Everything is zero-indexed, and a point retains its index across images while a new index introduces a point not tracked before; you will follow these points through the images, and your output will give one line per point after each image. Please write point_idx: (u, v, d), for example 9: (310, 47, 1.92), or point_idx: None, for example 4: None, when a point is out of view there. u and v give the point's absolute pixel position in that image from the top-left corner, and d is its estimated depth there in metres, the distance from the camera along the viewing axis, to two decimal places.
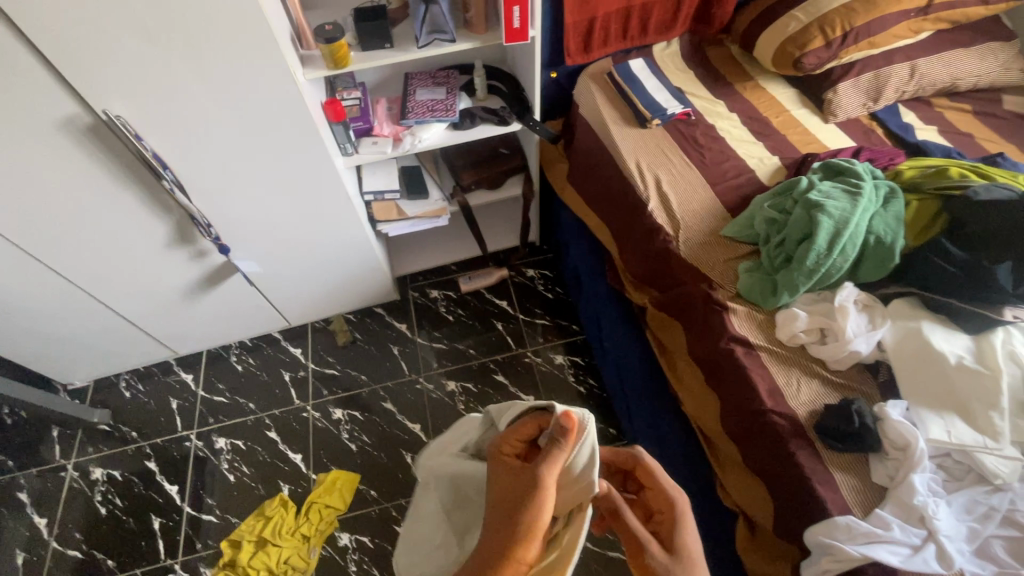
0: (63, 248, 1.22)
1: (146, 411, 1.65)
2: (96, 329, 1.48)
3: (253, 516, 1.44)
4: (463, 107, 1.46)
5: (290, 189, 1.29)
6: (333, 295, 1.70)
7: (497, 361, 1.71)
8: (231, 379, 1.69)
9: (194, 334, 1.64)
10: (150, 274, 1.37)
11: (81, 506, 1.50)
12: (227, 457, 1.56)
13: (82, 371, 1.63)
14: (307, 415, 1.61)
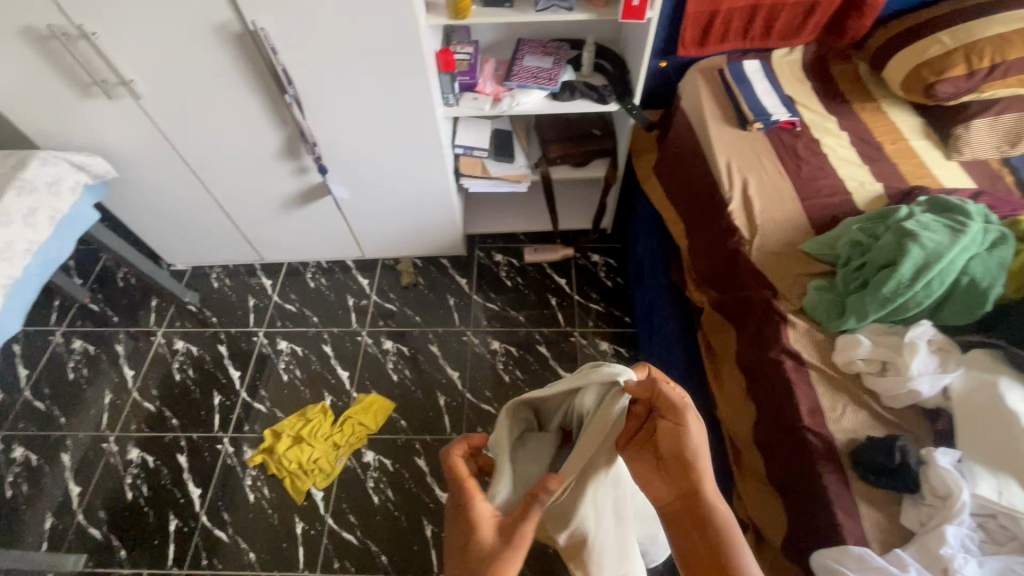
0: (194, 141, 1.39)
1: (228, 303, 1.84)
2: (203, 220, 1.67)
3: (296, 415, 1.58)
4: (565, 79, 1.48)
5: (391, 125, 1.38)
6: (407, 237, 1.80)
7: (543, 334, 1.74)
8: (303, 292, 1.85)
9: (281, 244, 1.81)
10: (257, 180, 1.53)
11: (161, 369, 1.71)
12: (285, 358, 1.71)
13: (184, 256, 1.85)
14: (361, 340, 1.74)
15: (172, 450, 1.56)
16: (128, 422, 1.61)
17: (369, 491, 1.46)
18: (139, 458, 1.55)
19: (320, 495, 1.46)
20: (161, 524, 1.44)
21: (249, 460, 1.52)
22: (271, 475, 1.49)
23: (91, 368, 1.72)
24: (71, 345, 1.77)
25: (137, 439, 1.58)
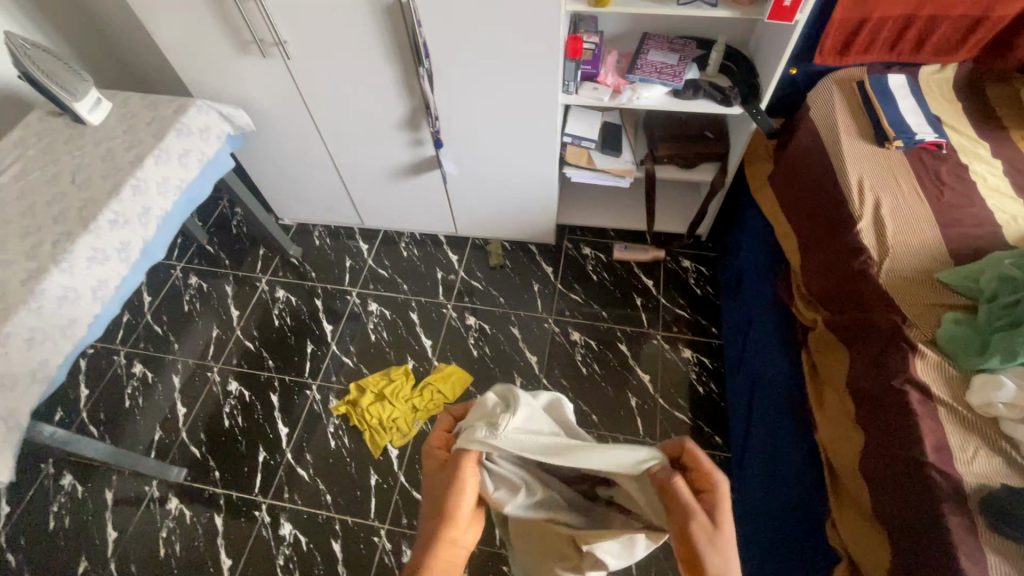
0: (325, 103, 1.48)
1: (326, 261, 1.96)
2: (317, 180, 1.78)
3: (381, 373, 1.66)
4: (690, 77, 1.45)
5: (511, 107, 1.41)
6: (501, 219, 1.83)
7: (624, 332, 1.73)
8: (396, 260, 1.94)
9: (382, 212, 1.89)
10: (373, 147, 1.60)
11: (263, 313, 1.85)
12: (374, 320, 1.80)
13: (294, 212, 1.98)
14: (446, 312, 1.79)
15: (266, 388, 1.67)
16: (230, 357, 1.75)
17: None
18: (237, 391, 1.68)
19: (395, 453, 1.53)
20: (251, 454, 1.56)
21: (334, 409, 1.61)
22: (352, 426, 1.58)
23: (203, 303, 1.88)
24: (188, 281, 1.94)
25: (236, 373, 1.71)
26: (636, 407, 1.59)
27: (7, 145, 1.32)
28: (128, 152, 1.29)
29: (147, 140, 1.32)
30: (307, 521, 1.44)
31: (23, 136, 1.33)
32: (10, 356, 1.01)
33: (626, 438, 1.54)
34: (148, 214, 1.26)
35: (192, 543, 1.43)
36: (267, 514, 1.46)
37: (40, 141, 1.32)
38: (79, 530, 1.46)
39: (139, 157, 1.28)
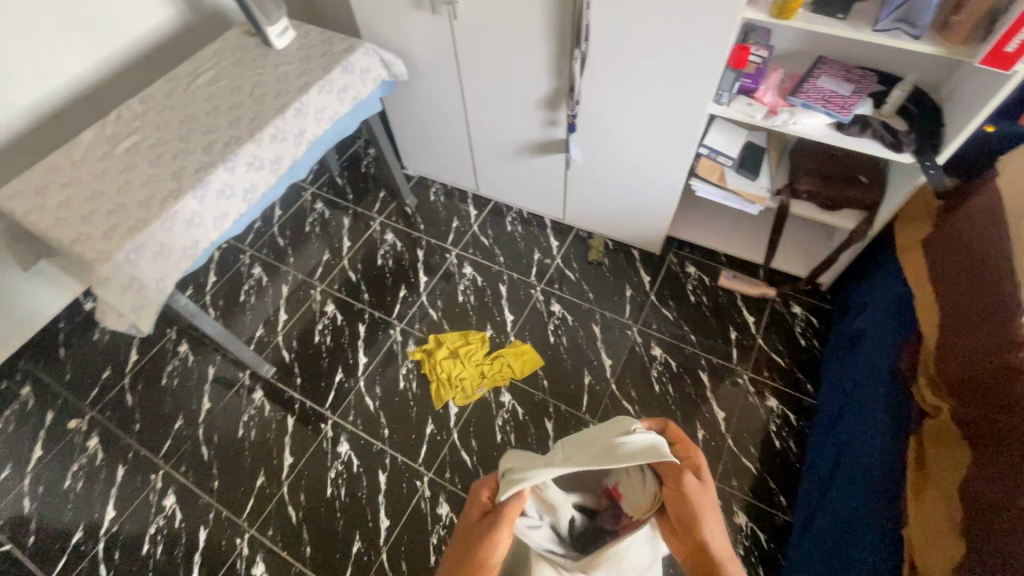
0: (475, 69, 1.53)
1: (436, 217, 2.04)
2: (448, 140, 1.86)
3: (460, 334, 1.72)
4: (860, 112, 1.32)
5: (654, 105, 1.38)
6: (610, 217, 1.81)
7: (709, 362, 1.64)
8: (500, 232, 1.97)
9: (498, 183, 1.93)
10: (508, 120, 1.64)
11: (369, 250, 1.98)
12: (466, 282, 1.86)
13: (419, 165, 2.08)
14: (533, 294, 1.81)
15: (356, 318, 1.80)
16: (333, 282, 1.90)
17: (496, 427, 1.55)
18: (332, 314, 1.82)
19: (454, 411, 1.59)
20: (330, 373, 1.69)
21: (410, 354, 1.70)
22: (422, 374, 1.66)
23: (322, 228, 2.05)
24: (315, 206, 2.12)
25: (335, 298, 1.86)
26: (702, 440, 1.51)
27: (208, 53, 1.51)
28: (300, 78, 1.43)
29: (317, 71, 1.45)
30: (363, 447, 1.55)
31: (222, 48, 1.52)
32: (172, 230, 1.18)
33: None
34: (302, 136, 1.39)
35: (265, 434, 1.59)
36: (331, 430, 1.58)
37: (234, 55, 1.50)
38: (182, 394, 1.68)
39: (307, 84, 1.42)
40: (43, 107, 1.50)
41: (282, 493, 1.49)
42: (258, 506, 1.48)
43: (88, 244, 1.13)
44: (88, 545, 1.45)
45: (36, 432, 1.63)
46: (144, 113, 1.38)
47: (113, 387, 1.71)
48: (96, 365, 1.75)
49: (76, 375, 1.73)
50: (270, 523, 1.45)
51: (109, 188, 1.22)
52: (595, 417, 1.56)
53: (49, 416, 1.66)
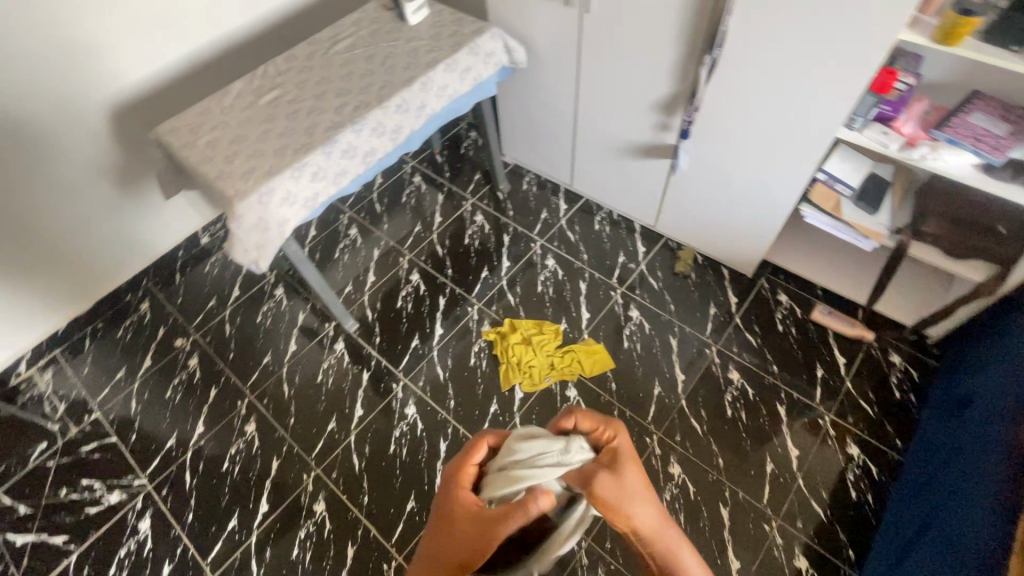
0: (596, 63, 1.54)
1: (526, 205, 2.06)
2: (552, 132, 1.87)
3: (534, 322, 1.74)
4: (1014, 156, 1.21)
5: (780, 121, 1.32)
6: (705, 231, 1.76)
7: (789, 396, 1.57)
8: (587, 229, 1.97)
9: (593, 181, 1.92)
10: (617, 118, 1.63)
11: (458, 228, 2.03)
12: (546, 273, 1.87)
13: (516, 153, 2.11)
14: (613, 296, 1.79)
15: (437, 291, 1.87)
16: (420, 253, 1.98)
17: None
18: (415, 283, 1.90)
19: (519, 396, 1.61)
20: (407, 338, 1.77)
21: (484, 333, 1.74)
22: (494, 354, 1.70)
23: (417, 201, 2.14)
24: (413, 178, 2.21)
25: (420, 269, 1.93)
26: (769, 474, 1.45)
27: (348, 21, 1.60)
28: (429, 54, 1.49)
29: (445, 49, 1.50)
30: (428, 414, 1.61)
31: (361, 18, 1.61)
32: (300, 180, 1.27)
33: (745, 498, 1.42)
34: (424, 108, 1.46)
35: (341, 383, 1.69)
36: (401, 391, 1.66)
37: (371, 25, 1.59)
38: (273, 333, 1.82)
39: (435, 61, 1.48)
40: (198, 55, 1.67)
41: (350, 440, 1.58)
42: (327, 448, 1.58)
43: (228, 182, 1.24)
44: (178, 452, 1.60)
45: (148, 344, 1.83)
46: (287, 70, 1.49)
47: (216, 317, 1.87)
48: (204, 294, 1.93)
49: (186, 300, 1.92)
50: (335, 467, 1.54)
51: (250, 134, 1.33)
52: (660, 428, 1.53)
53: (161, 332, 1.85)
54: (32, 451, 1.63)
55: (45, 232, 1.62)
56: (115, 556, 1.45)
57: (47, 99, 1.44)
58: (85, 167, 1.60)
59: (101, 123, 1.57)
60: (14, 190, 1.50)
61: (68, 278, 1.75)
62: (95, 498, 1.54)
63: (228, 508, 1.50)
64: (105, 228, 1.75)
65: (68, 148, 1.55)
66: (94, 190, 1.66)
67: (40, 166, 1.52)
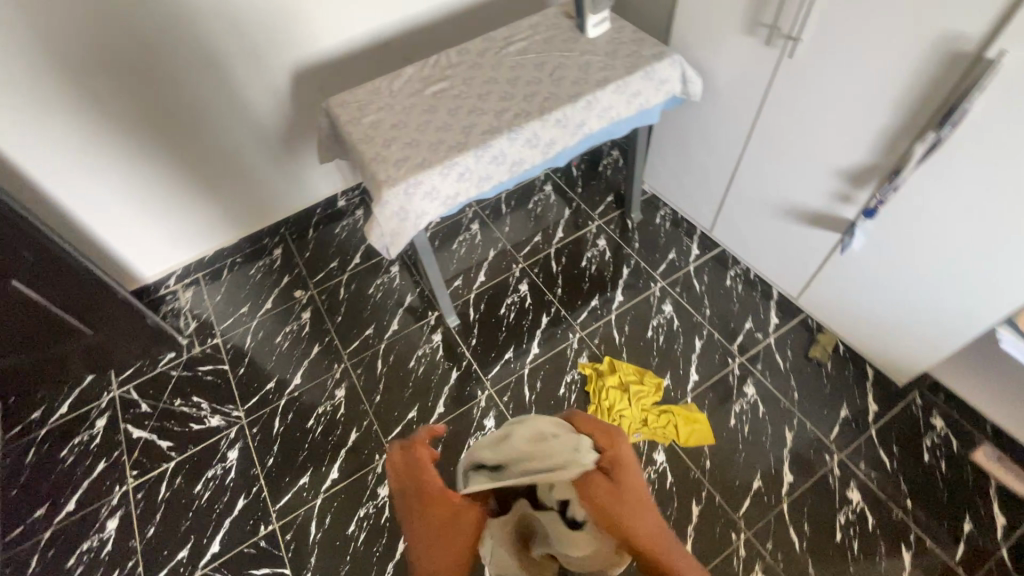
0: (782, 113, 1.37)
1: (654, 241, 1.93)
2: (706, 173, 1.72)
3: (635, 369, 1.63)
4: None
5: (1007, 228, 1.08)
6: (859, 322, 1.52)
7: (919, 541, 1.32)
8: (717, 284, 1.80)
9: (739, 234, 1.74)
10: (790, 176, 1.45)
11: (578, 247, 1.95)
12: (660, 320, 1.74)
13: (658, 184, 1.97)
14: (729, 364, 1.63)
15: (543, 308, 1.81)
16: (534, 264, 1.92)
17: None
18: (523, 294, 1.85)
19: None
20: (502, 348, 1.74)
21: (580, 366, 1.66)
22: (585, 391, 1.61)
23: (543, 210, 2.08)
24: (543, 186, 2.15)
25: (530, 281, 1.88)
26: None
27: (526, 24, 1.58)
28: (601, 72, 1.41)
29: (619, 69, 1.42)
30: None
31: (540, 23, 1.57)
32: (447, 178, 1.26)
33: None
34: (581, 128, 1.39)
35: (430, 375, 1.71)
36: (484, 401, 1.63)
37: (548, 32, 1.55)
38: (381, 308, 1.88)
39: (605, 81, 1.39)
40: (380, 33, 1.75)
41: None
42: (403, 435, 1.60)
43: (382, 166, 1.26)
44: (274, 397, 1.71)
45: (273, 288, 1.98)
46: (457, 64, 1.49)
47: (334, 278, 1.98)
48: (328, 254, 2.04)
49: (313, 256, 2.04)
50: None
51: (409, 122, 1.35)
52: (750, 528, 1.37)
53: (285, 280, 1.99)
54: (162, 357, 1.84)
55: (215, 169, 1.79)
56: (203, 474, 1.59)
57: (247, 53, 1.58)
58: (260, 119, 1.75)
59: (282, 82, 1.69)
60: (202, 129, 1.67)
61: (223, 213, 1.92)
62: (199, 417, 1.69)
63: (304, 464, 1.58)
64: (264, 178, 1.90)
65: (251, 101, 1.69)
66: (263, 142, 1.81)
67: (226, 112, 1.68)
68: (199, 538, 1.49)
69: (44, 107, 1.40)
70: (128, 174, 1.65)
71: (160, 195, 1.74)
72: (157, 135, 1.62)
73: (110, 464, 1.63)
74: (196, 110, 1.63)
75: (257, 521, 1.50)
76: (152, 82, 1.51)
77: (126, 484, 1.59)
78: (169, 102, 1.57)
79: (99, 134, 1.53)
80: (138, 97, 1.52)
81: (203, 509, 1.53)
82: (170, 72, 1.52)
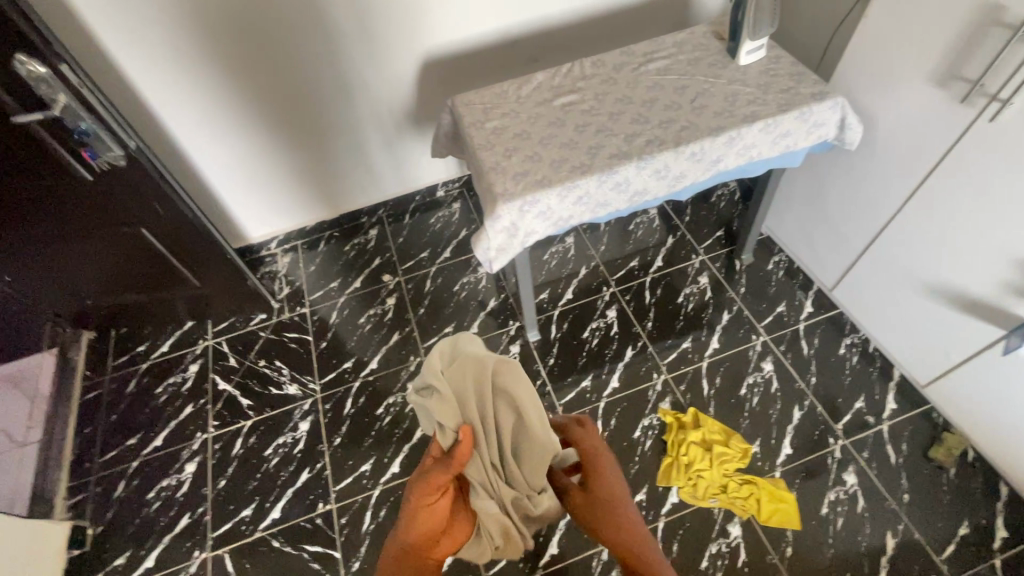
0: (960, 182, 1.18)
1: (763, 289, 1.77)
2: (843, 229, 1.53)
3: (721, 428, 1.50)
4: None
5: None
6: (1003, 432, 1.31)
7: None
8: (829, 350, 1.62)
9: (867, 303, 1.55)
10: (953, 253, 1.25)
11: (676, 281, 1.82)
12: (757, 379, 1.59)
13: (779, 230, 1.80)
14: (830, 444, 1.46)
15: (629, 340, 1.71)
16: (626, 291, 1.82)
17: (706, 551, 1.35)
18: (610, 321, 1.76)
19: (672, 500, 1.42)
20: (580, 374, 1.66)
21: (660, 411, 1.55)
22: (662, 439, 1.51)
23: (644, 234, 1.96)
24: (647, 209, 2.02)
25: (619, 307, 1.79)
26: None
27: (670, 41, 1.46)
28: (749, 106, 1.28)
29: (771, 105, 1.27)
30: None
31: (686, 41, 1.46)
32: (564, 200, 1.20)
33: None
34: (715, 164, 1.27)
35: None
36: None
37: (693, 52, 1.43)
38: (463, 308, 1.86)
39: (753, 117, 1.26)
40: (512, 31, 1.70)
41: None
42: None
43: (499, 178, 1.21)
44: (349, 377, 1.75)
45: (363, 269, 2.01)
46: (591, 77, 1.41)
47: (422, 268, 1.98)
48: (420, 243, 2.05)
49: (405, 243, 2.06)
50: None
51: (534, 134, 1.29)
52: None
53: (375, 263, 2.02)
54: (255, 316, 1.92)
55: (330, 146, 1.83)
56: (275, 439, 1.65)
57: (380, 38, 1.59)
58: (379, 104, 1.76)
59: (408, 70, 1.69)
60: (324, 107, 1.71)
61: (329, 189, 1.96)
62: (279, 382, 1.76)
63: (367, 451, 1.60)
64: (372, 160, 1.93)
65: (374, 85, 1.70)
66: (377, 126, 1.82)
67: (349, 92, 1.70)
68: (263, 501, 1.55)
69: (190, 69, 1.48)
70: (250, 142, 1.71)
71: (275, 164, 1.81)
72: (282, 108, 1.67)
73: (195, 410, 1.73)
74: (322, 87, 1.66)
75: (317, 497, 1.54)
76: (287, 58, 1.55)
77: (207, 433, 1.69)
78: (299, 77, 1.61)
79: (233, 99, 1.59)
80: (273, 69, 1.57)
81: (270, 473, 1.59)
82: (303, 49, 1.55)
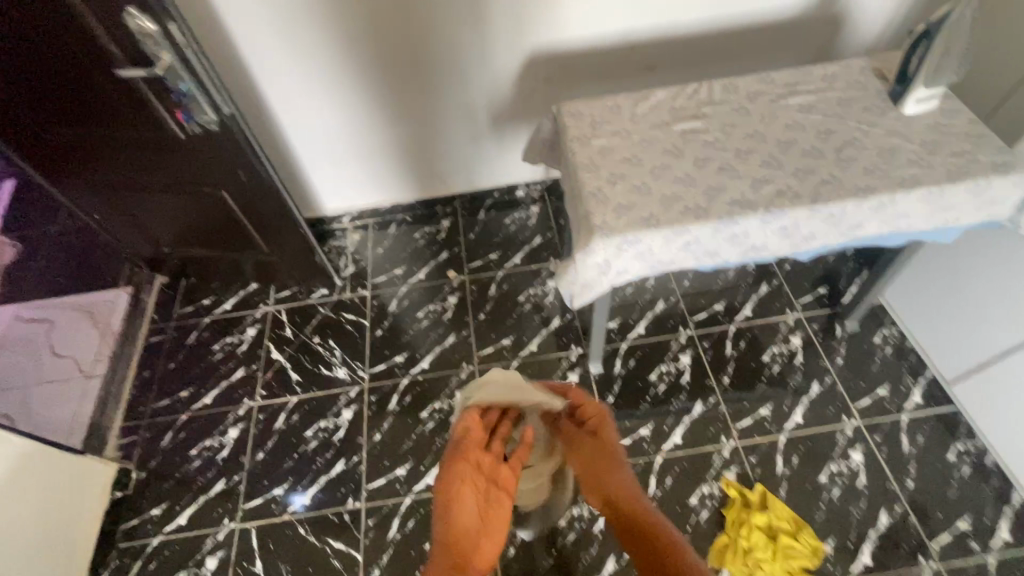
0: None
1: (865, 365, 1.55)
2: (983, 322, 1.31)
3: (791, 514, 1.34)
4: None
5: None
6: None
7: None
8: (935, 454, 1.40)
9: (996, 411, 1.33)
10: None
11: (764, 336, 1.64)
12: (841, 468, 1.40)
13: (896, 302, 1.57)
14: (919, 564, 1.27)
15: (700, 393, 1.55)
16: (705, 337, 1.65)
17: None
18: (682, 367, 1.60)
19: None
20: (640, 420, 1.53)
21: (723, 481, 1.40)
22: (721, 513, 1.37)
23: (735, 275, 1.77)
24: None
25: (694, 353, 1.62)
26: None
27: (819, 73, 1.26)
28: (908, 167, 1.08)
29: (938, 170, 1.06)
30: None
31: (837, 76, 1.25)
32: (668, 245, 1.06)
33: None
34: (855, 230, 1.09)
35: None
36: None
37: (847, 90, 1.22)
38: (526, 321, 1.76)
39: (913, 181, 1.05)
40: (633, 35, 1.55)
41: None
42: None
43: (599, 207, 1.08)
44: (399, 371, 1.70)
45: (430, 259, 1.94)
46: (718, 102, 1.24)
47: (490, 270, 1.89)
48: (492, 243, 1.95)
49: (476, 239, 1.97)
50: None
51: (645, 161, 1.15)
52: None
53: (443, 255, 1.95)
54: (316, 290, 1.90)
55: (418, 133, 1.75)
56: (317, 421, 1.63)
57: (489, 26, 1.48)
58: (472, 95, 1.65)
59: (517, 61, 1.57)
60: (420, 93, 1.63)
61: (410, 175, 1.90)
62: (329, 363, 1.73)
63: (405, 454, 1.55)
64: (457, 150, 1.83)
65: (473, 75, 1.60)
66: (470, 117, 1.72)
67: (446, 79, 1.60)
68: (296, 483, 1.54)
69: (296, 39, 1.44)
70: (341, 118, 1.66)
71: (361, 144, 1.75)
72: (379, 89, 1.60)
73: (246, 375, 1.74)
74: (416, 71, 1.57)
75: (347, 492, 1.51)
76: (390, 37, 1.48)
77: (253, 401, 1.69)
78: (400, 60, 1.53)
79: (333, 74, 1.54)
80: (378, 48, 1.50)
81: (307, 456, 1.58)
82: (420, 19, 1.44)
